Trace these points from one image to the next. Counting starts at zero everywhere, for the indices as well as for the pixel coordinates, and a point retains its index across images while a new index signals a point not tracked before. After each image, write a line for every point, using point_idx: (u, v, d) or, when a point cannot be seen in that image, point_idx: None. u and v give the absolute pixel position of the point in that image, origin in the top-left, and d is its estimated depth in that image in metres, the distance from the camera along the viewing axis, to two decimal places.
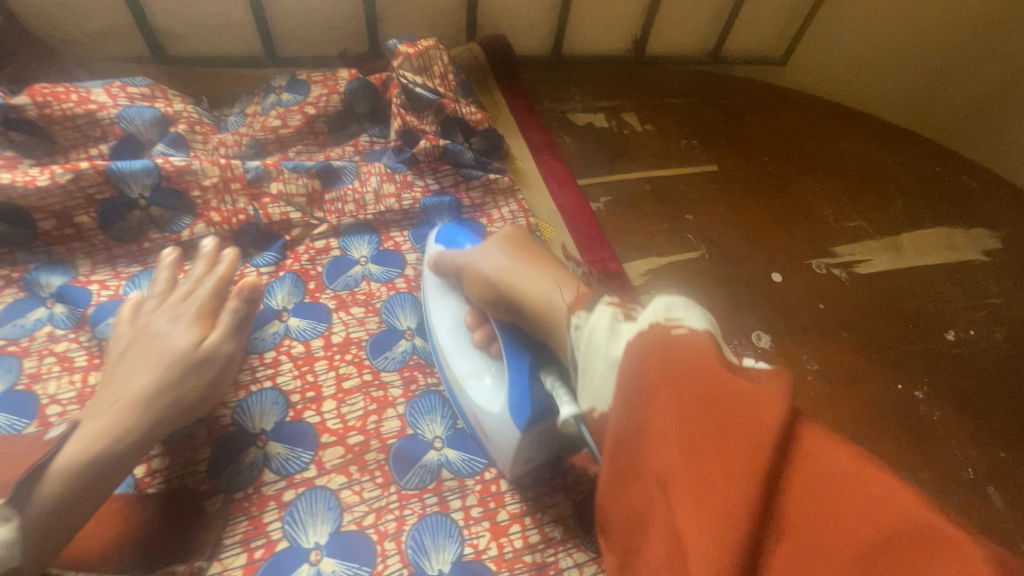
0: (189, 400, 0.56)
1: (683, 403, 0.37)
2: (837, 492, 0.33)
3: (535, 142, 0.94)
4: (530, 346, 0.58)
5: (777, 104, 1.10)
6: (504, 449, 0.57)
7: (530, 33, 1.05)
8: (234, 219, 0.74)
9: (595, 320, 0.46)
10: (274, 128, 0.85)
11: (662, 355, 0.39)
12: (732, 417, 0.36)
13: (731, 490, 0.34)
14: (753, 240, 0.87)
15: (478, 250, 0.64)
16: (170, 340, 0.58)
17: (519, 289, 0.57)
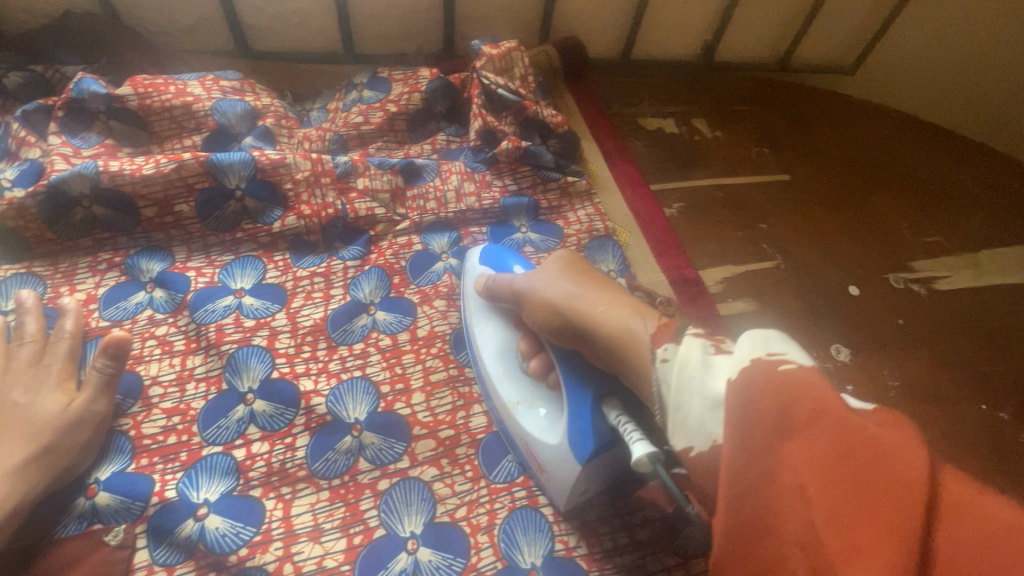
0: (61, 463, 0.54)
1: (811, 441, 0.33)
2: (1007, 546, 0.28)
3: (607, 145, 0.94)
4: (591, 378, 0.54)
5: (845, 117, 1.10)
6: (560, 483, 0.55)
7: (602, 36, 1.05)
8: (323, 213, 0.76)
9: (684, 353, 0.43)
10: (356, 124, 0.86)
11: (777, 393, 0.35)
12: (864, 457, 0.31)
13: (888, 551, 0.28)
14: (829, 251, 0.87)
15: (535, 276, 0.60)
16: (34, 411, 0.55)
17: (587, 316, 0.53)
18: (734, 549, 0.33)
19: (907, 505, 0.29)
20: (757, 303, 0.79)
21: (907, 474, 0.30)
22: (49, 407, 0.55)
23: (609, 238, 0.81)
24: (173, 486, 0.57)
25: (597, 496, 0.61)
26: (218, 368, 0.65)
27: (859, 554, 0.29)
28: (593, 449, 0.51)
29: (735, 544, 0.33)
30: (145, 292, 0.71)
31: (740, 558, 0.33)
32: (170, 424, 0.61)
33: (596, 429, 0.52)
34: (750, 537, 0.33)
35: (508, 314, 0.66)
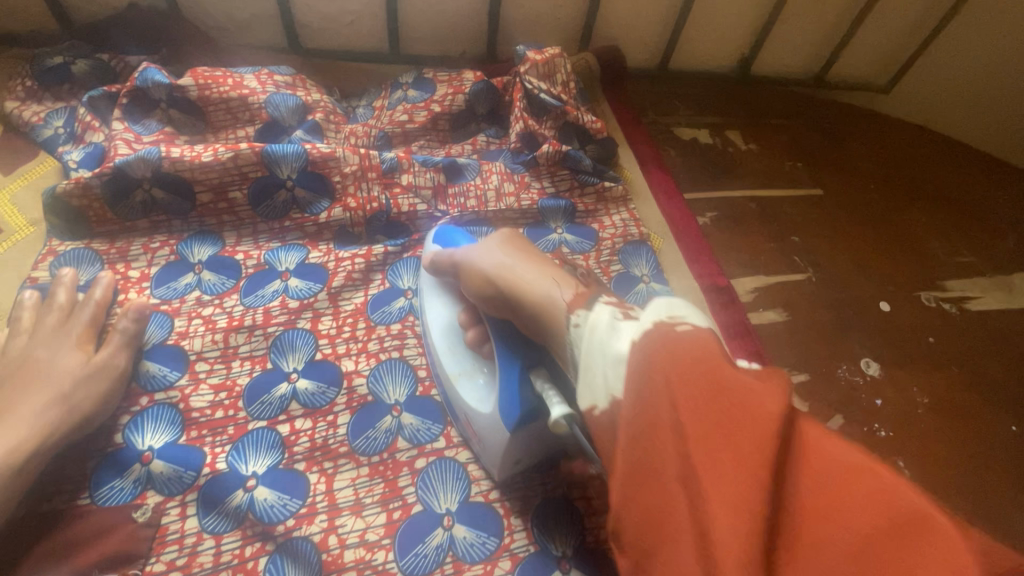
0: (80, 410, 0.57)
1: (694, 390, 0.37)
2: (839, 483, 0.33)
3: (642, 153, 0.96)
4: (523, 348, 0.56)
5: (879, 134, 1.11)
6: (490, 449, 0.58)
7: (641, 46, 1.07)
8: (368, 207, 0.79)
9: (596, 317, 0.46)
10: (401, 122, 0.89)
11: (670, 350, 0.40)
12: (735, 402, 0.36)
13: (743, 474, 0.33)
14: (861, 266, 0.88)
15: (476, 249, 0.61)
16: (57, 363, 0.59)
17: (519, 286, 0.54)
18: (630, 489, 0.37)
19: (765, 449, 0.34)
20: (787, 314, 0.80)
21: (767, 419, 0.35)
22: (69, 361, 0.60)
23: (643, 244, 0.83)
24: (223, 456, 0.60)
25: None
26: (262, 348, 0.68)
27: (723, 488, 0.33)
28: (519, 415, 0.53)
29: (630, 487, 0.37)
30: (193, 274, 0.74)
31: (634, 500, 0.37)
32: (217, 400, 0.64)
33: (524, 396, 0.54)
34: (641, 480, 0.37)
35: (455, 290, 0.68)
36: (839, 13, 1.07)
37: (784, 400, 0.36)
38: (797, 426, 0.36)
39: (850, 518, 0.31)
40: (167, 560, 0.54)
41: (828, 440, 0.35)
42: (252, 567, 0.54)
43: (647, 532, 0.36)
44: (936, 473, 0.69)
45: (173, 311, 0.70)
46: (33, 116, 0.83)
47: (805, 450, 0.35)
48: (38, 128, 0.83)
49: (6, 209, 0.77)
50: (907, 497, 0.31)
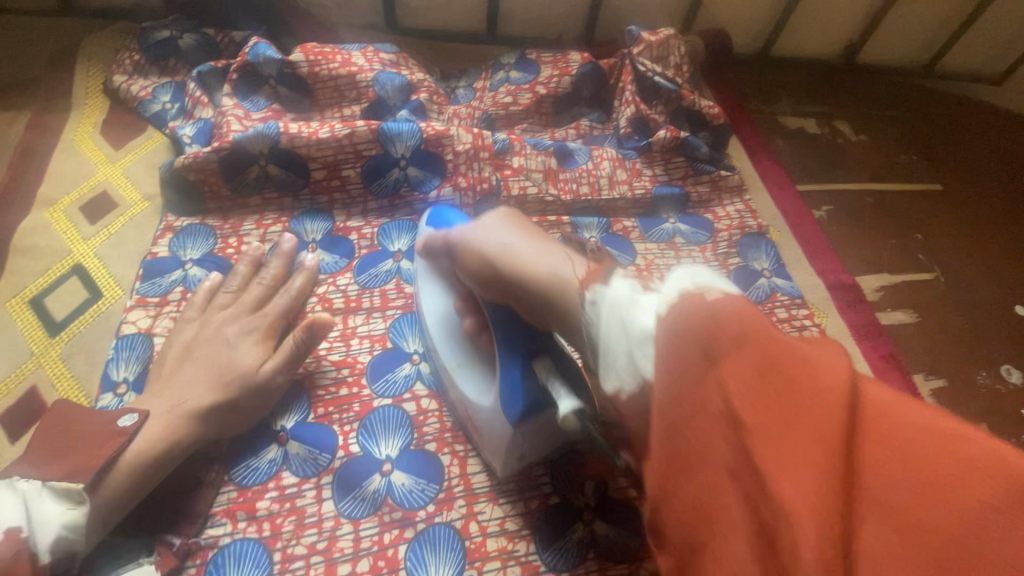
0: (232, 425, 0.56)
1: (737, 367, 0.31)
2: (929, 457, 0.27)
3: (750, 142, 0.92)
4: (524, 337, 0.50)
5: (996, 129, 1.04)
6: (493, 443, 0.54)
7: (745, 29, 1.02)
8: (479, 187, 0.76)
9: (613, 291, 0.40)
10: (505, 105, 0.87)
11: (701, 321, 0.33)
12: (787, 373, 0.30)
13: (806, 462, 0.28)
14: (990, 267, 0.83)
15: (473, 227, 0.53)
16: (241, 357, 0.58)
17: (520, 268, 0.47)
18: (665, 482, 0.33)
19: (832, 429, 0.28)
20: (917, 315, 0.76)
21: (828, 392, 0.29)
22: (250, 358, 0.58)
23: (761, 237, 0.79)
24: (355, 437, 0.59)
25: None
26: (381, 327, 0.67)
27: (789, 477, 0.28)
28: (523, 408, 0.49)
29: (665, 476, 0.33)
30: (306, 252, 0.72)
31: (671, 491, 0.32)
32: (340, 377, 0.63)
33: (527, 388, 0.50)
34: (676, 469, 0.32)
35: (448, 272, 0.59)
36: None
37: (845, 361, 0.30)
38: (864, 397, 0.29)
39: (949, 497, 0.26)
40: (307, 543, 0.53)
41: (903, 400, 0.29)
42: (392, 555, 0.53)
43: (691, 524, 0.31)
44: None
45: None
46: (141, 90, 0.83)
47: (881, 420, 0.28)
48: (147, 103, 0.82)
49: (120, 182, 0.77)
50: (1014, 465, 0.26)
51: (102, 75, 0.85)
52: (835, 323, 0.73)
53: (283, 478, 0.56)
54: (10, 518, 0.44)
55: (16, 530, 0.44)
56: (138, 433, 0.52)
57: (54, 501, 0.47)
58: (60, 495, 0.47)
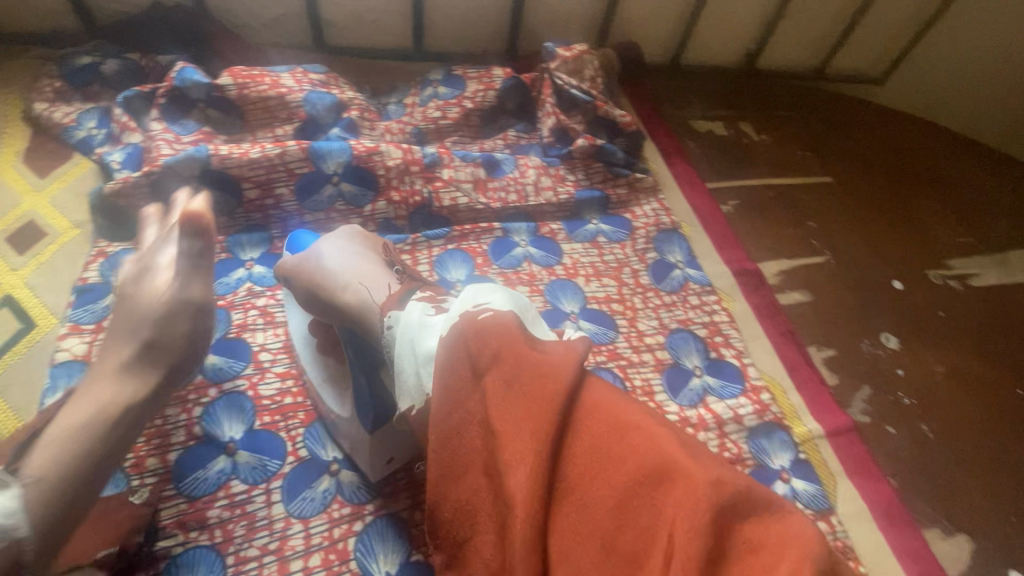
0: (166, 356, 0.53)
1: (495, 381, 0.41)
2: (613, 445, 0.38)
3: (664, 146, 1.00)
4: (367, 353, 0.56)
5: (881, 122, 1.16)
6: (358, 451, 0.59)
7: (655, 41, 1.11)
8: (411, 200, 0.80)
9: (408, 316, 0.50)
10: (435, 119, 0.91)
11: (474, 340, 0.43)
12: (524, 383, 0.40)
13: (526, 450, 0.38)
14: (873, 247, 0.94)
15: (310, 254, 0.60)
16: (140, 299, 0.54)
17: (344, 297, 0.55)
18: (445, 481, 0.43)
19: (544, 425, 0.38)
20: (812, 294, 0.85)
21: (550, 392, 0.39)
22: (146, 296, 0.55)
23: (674, 232, 0.87)
24: (302, 441, 0.63)
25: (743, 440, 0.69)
26: None
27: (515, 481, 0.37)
28: (371, 416, 0.55)
29: (442, 480, 0.43)
30: (244, 269, 0.75)
31: (450, 492, 0.42)
32: (285, 387, 0.66)
33: (372, 399, 0.55)
34: (457, 471, 0.42)
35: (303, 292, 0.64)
36: (841, 9, 1.12)
37: (570, 371, 0.41)
38: (581, 399, 0.40)
39: (608, 472, 0.37)
40: (259, 545, 0.56)
41: (608, 400, 0.40)
42: (342, 548, 0.57)
43: (464, 515, 0.42)
44: (957, 434, 0.75)
45: (228, 305, 0.71)
46: (65, 117, 0.82)
47: (584, 417, 0.40)
48: (72, 130, 0.82)
49: (47, 210, 0.76)
50: (653, 449, 0.37)
51: (21, 103, 0.84)
52: (739, 305, 0.81)
53: (232, 487, 0.59)
54: None
55: None
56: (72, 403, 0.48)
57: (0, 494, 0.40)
58: None
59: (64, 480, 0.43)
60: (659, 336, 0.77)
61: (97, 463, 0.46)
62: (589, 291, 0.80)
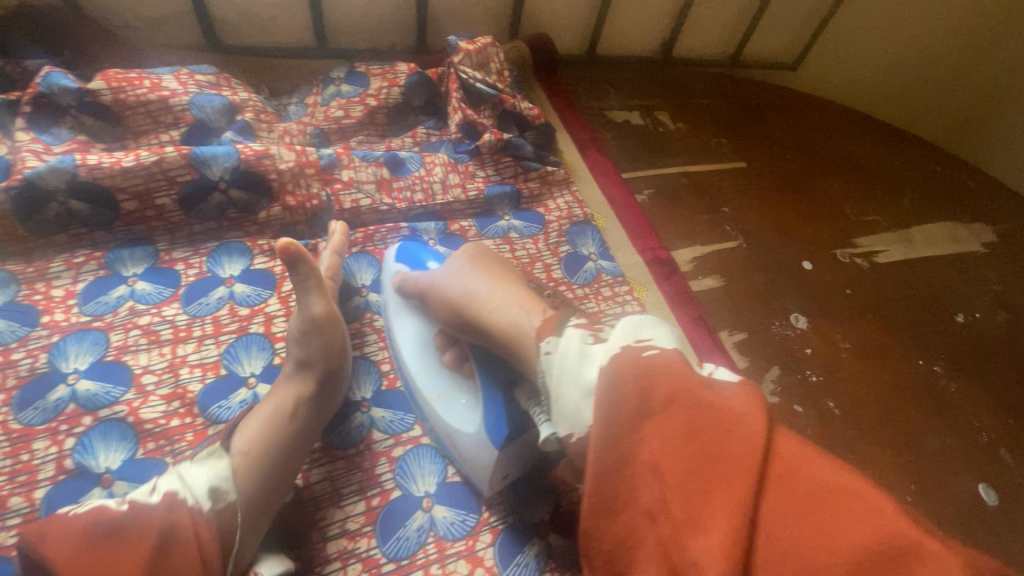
0: (320, 368, 0.60)
1: (664, 435, 0.42)
2: (819, 503, 0.38)
3: (579, 138, 0.99)
4: (501, 366, 0.59)
5: (793, 106, 1.17)
6: (480, 470, 0.58)
7: (568, 33, 1.11)
8: (308, 204, 0.76)
9: (565, 343, 0.50)
10: (337, 118, 0.88)
11: (638, 381, 0.44)
12: (708, 435, 0.41)
13: (716, 508, 0.39)
14: (784, 230, 0.95)
15: (444, 270, 0.63)
16: (295, 320, 0.61)
17: (486, 313, 0.57)
18: (603, 515, 0.43)
19: (739, 483, 0.39)
20: (723, 279, 0.86)
21: (746, 447, 0.40)
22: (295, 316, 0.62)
23: (587, 224, 0.87)
24: None
25: None
26: (214, 354, 0.67)
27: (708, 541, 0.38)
28: (507, 431, 0.56)
29: (598, 514, 0.43)
30: (126, 285, 0.70)
31: (608, 525, 0.43)
32: (170, 409, 0.62)
33: (509, 414, 0.57)
34: (613, 507, 0.43)
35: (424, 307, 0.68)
36: None
37: (764, 422, 0.41)
38: (775, 453, 0.41)
39: (828, 539, 0.37)
40: None
41: (809, 457, 0.41)
42: None
43: (622, 550, 0.42)
44: (863, 409, 0.77)
45: (107, 326, 0.66)
46: None
47: (787, 476, 0.40)
48: None
49: None
50: (883, 520, 0.37)
51: None
52: (652, 295, 0.81)
53: None
54: (167, 484, 0.47)
55: (174, 491, 0.46)
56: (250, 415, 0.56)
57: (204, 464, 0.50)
58: (202, 458, 0.51)
59: (258, 476, 0.52)
60: None
61: (282, 458, 0.55)
62: None
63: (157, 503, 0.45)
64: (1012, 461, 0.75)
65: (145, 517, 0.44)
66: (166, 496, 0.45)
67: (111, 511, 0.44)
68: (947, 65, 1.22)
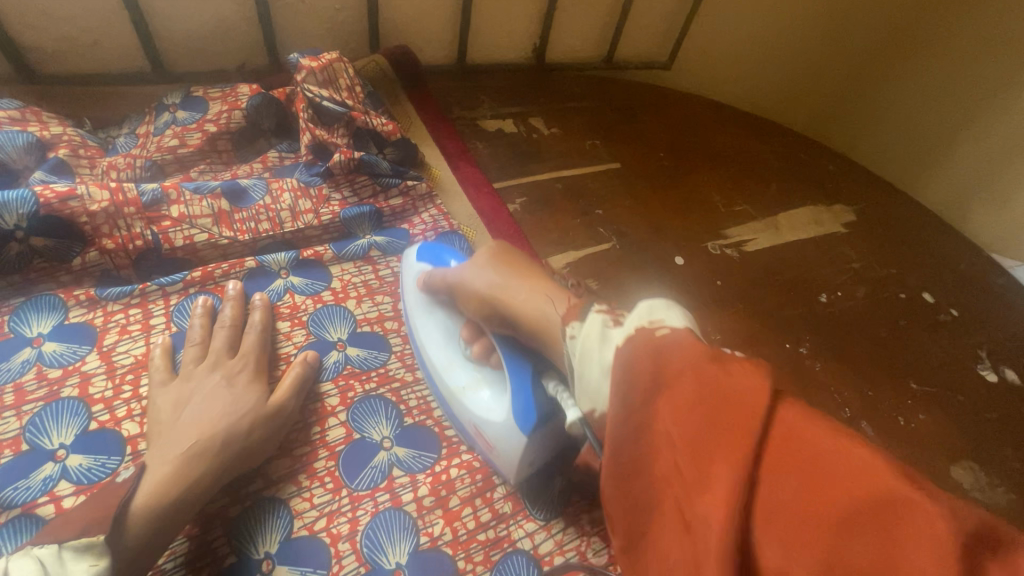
0: (249, 453, 0.58)
1: (675, 398, 0.39)
2: (815, 466, 0.33)
3: (448, 150, 0.96)
4: (530, 357, 0.60)
5: (666, 104, 1.20)
6: (506, 457, 0.59)
7: (434, 44, 1.08)
8: (130, 245, 0.69)
9: (588, 327, 0.49)
10: (172, 148, 0.80)
11: (652, 355, 0.42)
12: (712, 397, 0.37)
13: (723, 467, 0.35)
14: (657, 228, 0.96)
15: (467, 269, 0.65)
16: (235, 398, 0.60)
17: (515, 308, 0.59)
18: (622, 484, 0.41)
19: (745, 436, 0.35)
20: (597, 284, 0.86)
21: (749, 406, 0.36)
22: (247, 395, 0.60)
23: (453, 235, 0.85)
24: None
25: None
26: (14, 429, 0.58)
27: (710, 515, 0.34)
28: (538, 417, 0.57)
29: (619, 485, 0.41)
30: None
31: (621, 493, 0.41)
32: None
33: (538, 401, 0.58)
34: (630, 473, 0.40)
35: (449, 305, 0.70)
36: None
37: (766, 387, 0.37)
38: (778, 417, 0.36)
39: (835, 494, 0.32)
40: None
41: (807, 419, 0.36)
42: None
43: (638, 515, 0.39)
44: None
45: None
46: None
47: (787, 440, 0.35)
48: None
49: None
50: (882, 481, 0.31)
51: None
52: None
53: None
54: None
55: None
56: (144, 479, 0.52)
57: (76, 564, 0.44)
58: (78, 553, 0.45)
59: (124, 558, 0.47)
60: None
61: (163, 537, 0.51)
62: (361, 314, 0.75)
63: None
64: (872, 433, 0.77)
65: None
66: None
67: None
68: (804, 56, 1.28)
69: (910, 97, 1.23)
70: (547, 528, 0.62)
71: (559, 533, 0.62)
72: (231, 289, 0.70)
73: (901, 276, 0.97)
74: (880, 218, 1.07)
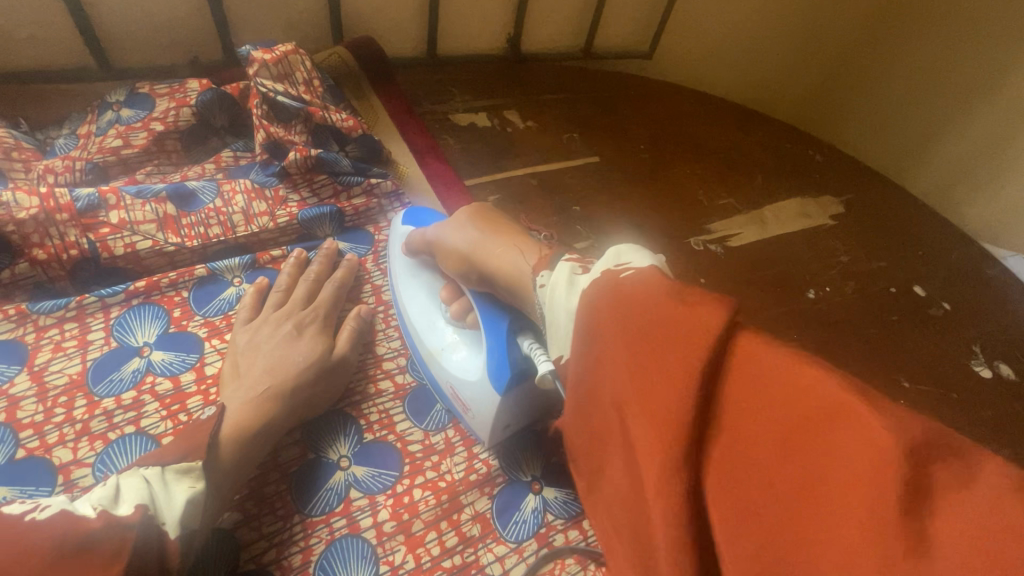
0: (312, 402, 0.61)
1: (640, 345, 0.37)
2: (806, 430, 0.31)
3: (417, 146, 0.92)
4: (506, 313, 0.58)
5: (647, 94, 1.15)
6: (481, 418, 0.58)
7: (401, 34, 1.03)
8: (64, 255, 0.64)
9: (556, 277, 0.46)
10: (115, 149, 0.75)
11: (613, 296, 0.40)
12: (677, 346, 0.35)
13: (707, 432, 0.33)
14: (637, 225, 0.92)
15: (442, 228, 0.62)
16: (307, 347, 0.62)
17: (487, 264, 0.56)
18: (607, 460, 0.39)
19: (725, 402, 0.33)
20: None
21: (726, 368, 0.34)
22: (317, 346, 0.63)
23: None
24: None
25: (480, 461, 0.63)
26: None
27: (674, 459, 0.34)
28: (511, 375, 0.55)
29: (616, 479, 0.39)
30: None
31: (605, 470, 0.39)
32: None
33: (512, 359, 0.55)
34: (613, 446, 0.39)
35: (431, 266, 0.69)
36: None
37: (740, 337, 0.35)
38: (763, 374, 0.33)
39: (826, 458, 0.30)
40: None
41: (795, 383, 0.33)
42: None
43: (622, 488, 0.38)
44: None
45: None
46: None
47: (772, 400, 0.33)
48: None
49: None
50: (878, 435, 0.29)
51: None
52: None
53: None
54: (137, 497, 0.43)
55: (144, 507, 0.42)
56: (229, 412, 0.55)
57: (177, 485, 0.46)
58: (182, 474, 0.46)
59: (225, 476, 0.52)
60: (400, 359, 0.70)
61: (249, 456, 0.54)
62: None
63: (128, 519, 0.41)
64: None
65: (118, 535, 0.40)
66: (139, 511, 0.42)
67: (84, 522, 0.40)
68: (790, 46, 1.26)
69: (903, 84, 1.20)
70: (519, 551, 0.57)
71: (531, 555, 0.57)
72: (290, 258, 0.71)
73: (890, 269, 0.94)
74: (870, 211, 1.03)
